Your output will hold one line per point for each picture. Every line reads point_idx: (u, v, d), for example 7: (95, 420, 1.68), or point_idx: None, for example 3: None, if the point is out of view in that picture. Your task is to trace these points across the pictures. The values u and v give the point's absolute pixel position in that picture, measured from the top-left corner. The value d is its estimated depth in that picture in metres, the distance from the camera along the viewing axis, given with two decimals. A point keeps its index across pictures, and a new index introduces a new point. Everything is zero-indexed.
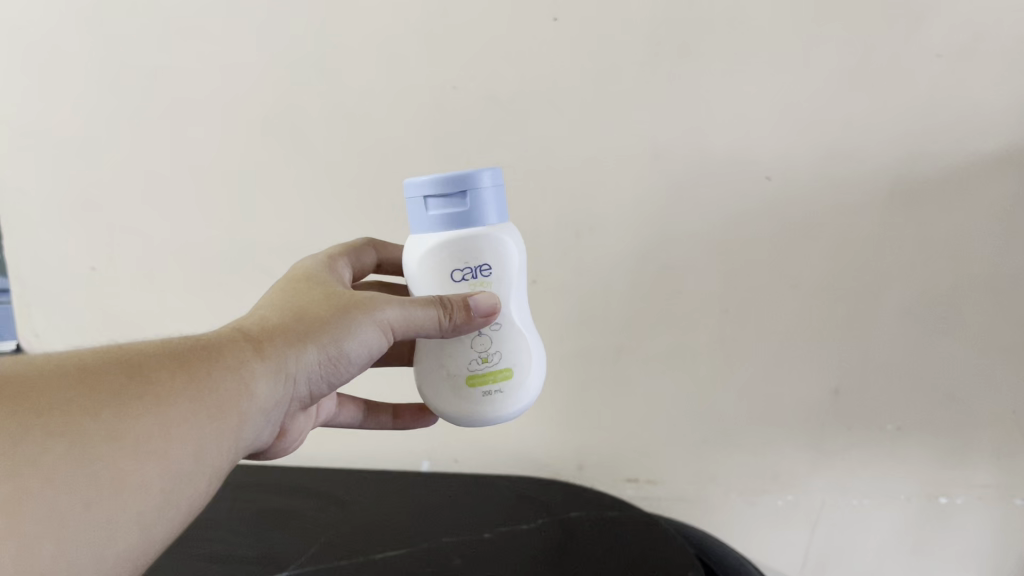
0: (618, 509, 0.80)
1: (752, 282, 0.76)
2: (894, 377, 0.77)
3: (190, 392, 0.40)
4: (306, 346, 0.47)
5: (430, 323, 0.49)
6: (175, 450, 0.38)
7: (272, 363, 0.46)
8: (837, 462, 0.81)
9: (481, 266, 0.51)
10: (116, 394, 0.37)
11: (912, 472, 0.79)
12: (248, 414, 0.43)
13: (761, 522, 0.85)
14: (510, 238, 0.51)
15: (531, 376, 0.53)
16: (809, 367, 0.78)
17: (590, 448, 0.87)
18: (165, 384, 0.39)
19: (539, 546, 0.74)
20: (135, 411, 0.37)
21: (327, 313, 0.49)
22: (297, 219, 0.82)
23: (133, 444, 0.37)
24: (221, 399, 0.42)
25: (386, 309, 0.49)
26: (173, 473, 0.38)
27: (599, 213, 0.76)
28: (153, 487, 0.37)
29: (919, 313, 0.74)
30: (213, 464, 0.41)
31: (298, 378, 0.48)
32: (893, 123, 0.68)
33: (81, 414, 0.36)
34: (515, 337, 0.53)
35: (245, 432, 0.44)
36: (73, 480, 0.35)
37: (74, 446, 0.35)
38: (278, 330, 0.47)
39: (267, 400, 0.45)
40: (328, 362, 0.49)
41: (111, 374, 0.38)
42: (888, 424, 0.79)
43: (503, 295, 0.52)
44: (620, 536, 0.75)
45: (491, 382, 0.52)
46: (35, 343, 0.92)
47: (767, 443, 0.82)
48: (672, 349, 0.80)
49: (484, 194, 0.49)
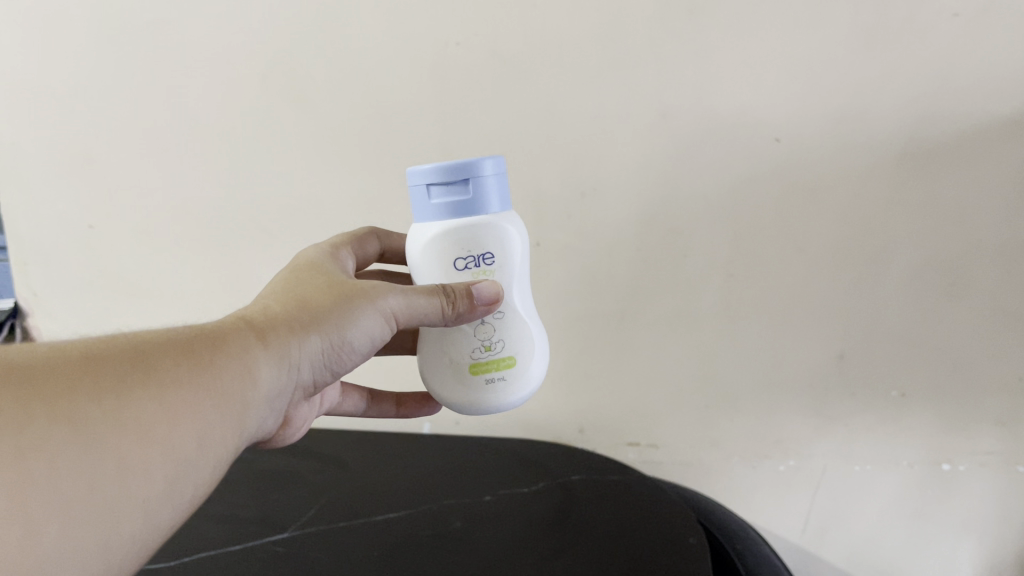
0: (620, 472, 0.80)
1: (759, 247, 0.75)
2: (900, 343, 0.77)
3: (193, 378, 0.39)
4: (309, 334, 0.46)
5: (433, 314, 0.48)
6: (177, 439, 0.37)
7: (276, 351, 0.44)
8: (840, 427, 0.81)
9: (485, 254, 0.50)
10: (117, 381, 0.36)
11: (916, 439, 0.79)
12: (252, 401, 0.42)
13: (762, 486, 0.85)
14: (513, 226, 0.50)
15: (533, 365, 0.53)
16: (814, 333, 0.78)
17: (592, 412, 0.87)
18: (167, 372, 0.38)
19: (541, 509, 0.74)
20: (138, 396, 0.36)
21: (330, 301, 0.48)
22: (299, 178, 0.81)
23: (135, 431, 0.35)
24: (225, 386, 0.40)
25: (388, 299, 0.48)
26: (176, 462, 0.37)
27: (604, 175, 0.75)
28: (156, 475, 0.36)
29: (927, 278, 0.73)
30: (216, 452, 0.40)
31: (302, 367, 0.46)
32: (906, 86, 0.67)
33: (83, 400, 0.34)
34: (518, 325, 0.52)
35: (249, 419, 0.43)
36: (76, 466, 0.33)
37: (77, 432, 0.33)
38: (281, 318, 0.46)
39: (271, 389, 0.44)
40: (331, 350, 0.47)
41: (112, 361, 0.36)
42: (893, 390, 0.78)
43: (507, 283, 0.51)
44: (622, 498, 0.75)
45: (493, 370, 0.52)
46: (33, 302, 0.91)
47: (770, 409, 0.82)
48: (676, 313, 0.80)
49: (488, 182, 0.48)
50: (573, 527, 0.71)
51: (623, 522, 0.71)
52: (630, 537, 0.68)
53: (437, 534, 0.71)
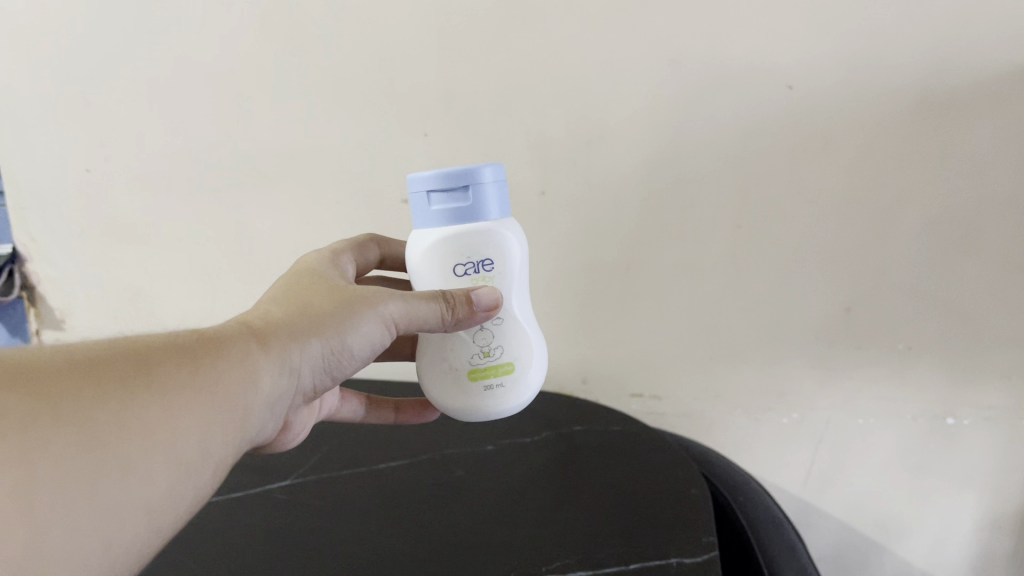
0: (623, 423, 0.80)
1: (768, 196, 0.74)
2: (908, 297, 0.76)
3: (197, 380, 0.38)
4: (311, 338, 0.45)
5: (433, 318, 0.48)
6: (180, 443, 0.36)
7: (275, 356, 0.43)
8: (844, 380, 0.80)
9: (483, 260, 0.50)
10: (123, 382, 0.35)
11: (921, 392, 0.79)
12: (253, 406, 0.41)
13: (765, 438, 0.85)
14: (512, 233, 0.50)
15: (532, 372, 0.53)
16: (821, 284, 0.77)
17: (595, 362, 0.86)
18: (171, 374, 0.37)
19: (543, 460, 0.74)
20: (143, 398, 0.35)
21: (332, 306, 0.47)
22: (298, 122, 0.78)
23: (140, 433, 0.34)
24: (228, 389, 0.40)
25: (389, 305, 0.48)
26: (178, 464, 0.36)
27: (611, 121, 0.73)
28: (158, 478, 0.35)
29: (939, 231, 0.72)
30: (217, 455, 0.39)
31: (303, 371, 0.45)
32: (925, 31, 0.65)
33: (89, 400, 0.33)
34: (516, 331, 0.52)
35: (251, 423, 0.42)
36: (79, 468, 0.32)
37: (83, 432, 0.33)
38: (282, 323, 0.45)
39: (272, 393, 0.43)
40: (332, 354, 0.47)
41: (117, 362, 0.36)
42: (899, 343, 0.78)
43: (504, 290, 0.52)
44: (625, 448, 0.75)
45: (492, 376, 0.51)
46: (30, 247, 0.88)
47: (775, 361, 0.81)
48: (682, 264, 0.78)
49: (487, 189, 0.48)
50: (575, 478, 0.70)
51: (625, 470, 0.71)
52: (632, 486, 0.68)
53: (439, 484, 0.71)
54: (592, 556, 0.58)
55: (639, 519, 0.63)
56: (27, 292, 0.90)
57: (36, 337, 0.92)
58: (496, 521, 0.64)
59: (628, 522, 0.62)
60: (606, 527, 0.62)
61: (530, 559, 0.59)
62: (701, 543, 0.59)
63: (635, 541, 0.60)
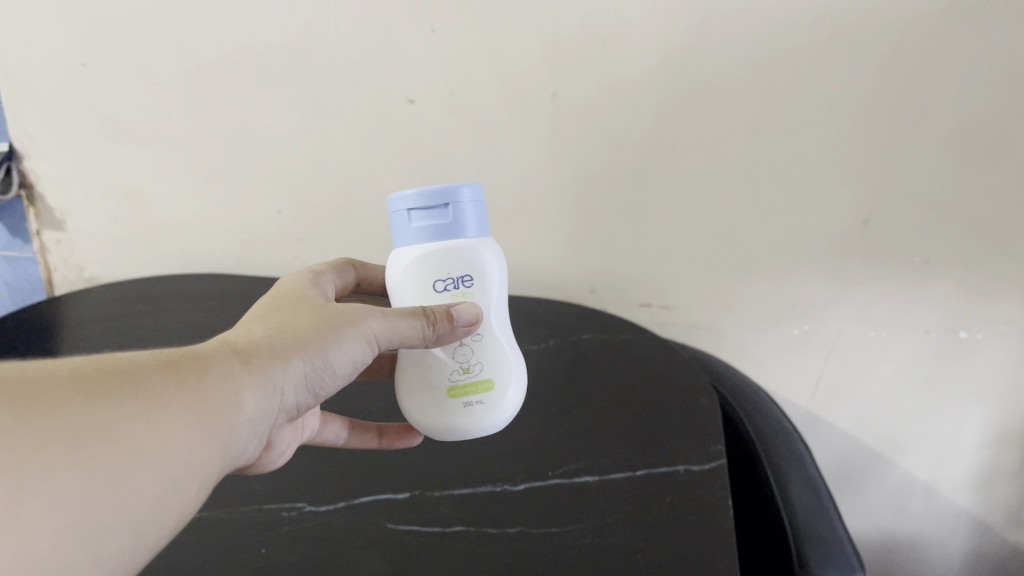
0: (629, 329, 0.76)
1: (790, 102, 0.71)
2: (927, 209, 0.74)
3: (182, 394, 0.34)
4: (291, 357, 0.41)
5: (414, 335, 0.43)
6: (171, 459, 0.32)
7: (259, 375, 0.39)
8: (859, 293, 0.79)
9: (464, 276, 0.45)
10: (110, 392, 0.31)
11: (935, 306, 0.78)
12: (237, 427, 0.37)
13: (774, 350, 0.84)
14: (493, 254, 0.46)
15: (513, 392, 0.47)
16: (840, 195, 0.75)
17: (608, 270, 0.83)
18: (158, 387, 0.33)
19: (552, 372, 0.72)
20: (130, 413, 0.31)
21: (312, 323, 0.43)
22: (300, 17, 0.74)
23: (132, 447, 0.30)
24: (214, 405, 0.35)
25: (372, 322, 0.43)
26: (168, 482, 0.32)
27: (629, 20, 0.70)
28: (148, 495, 0.31)
29: (964, 138, 0.70)
30: (206, 474, 0.35)
31: (285, 392, 0.41)
32: None
33: (76, 408, 0.29)
34: (497, 348, 0.47)
35: (234, 446, 0.37)
36: (71, 479, 0.28)
37: (73, 441, 0.29)
38: (261, 342, 0.40)
39: (255, 415, 0.38)
40: (313, 374, 0.42)
41: (102, 371, 0.32)
42: (916, 257, 0.76)
43: (485, 306, 0.47)
44: (633, 348, 0.73)
45: (471, 393, 0.46)
46: (28, 144, 0.82)
47: (788, 272, 0.80)
48: (696, 173, 0.76)
49: (467, 209, 0.44)
50: (583, 388, 0.69)
51: (635, 376, 0.70)
52: (644, 405, 0.65)
53: None
54: (598, 462, 0.60)
55: (646, 426, 0.63)
56: (24, 190, 0.84)
57: (36, 238, 0.87)
58: (508, 429, 0.65)
59: (636, 431, 0.62)
60: (614, 434, 0.62)
61: (539, 462, 0.61)
62: (711, 453, 0.59)
63: (643, 449, 0.60)
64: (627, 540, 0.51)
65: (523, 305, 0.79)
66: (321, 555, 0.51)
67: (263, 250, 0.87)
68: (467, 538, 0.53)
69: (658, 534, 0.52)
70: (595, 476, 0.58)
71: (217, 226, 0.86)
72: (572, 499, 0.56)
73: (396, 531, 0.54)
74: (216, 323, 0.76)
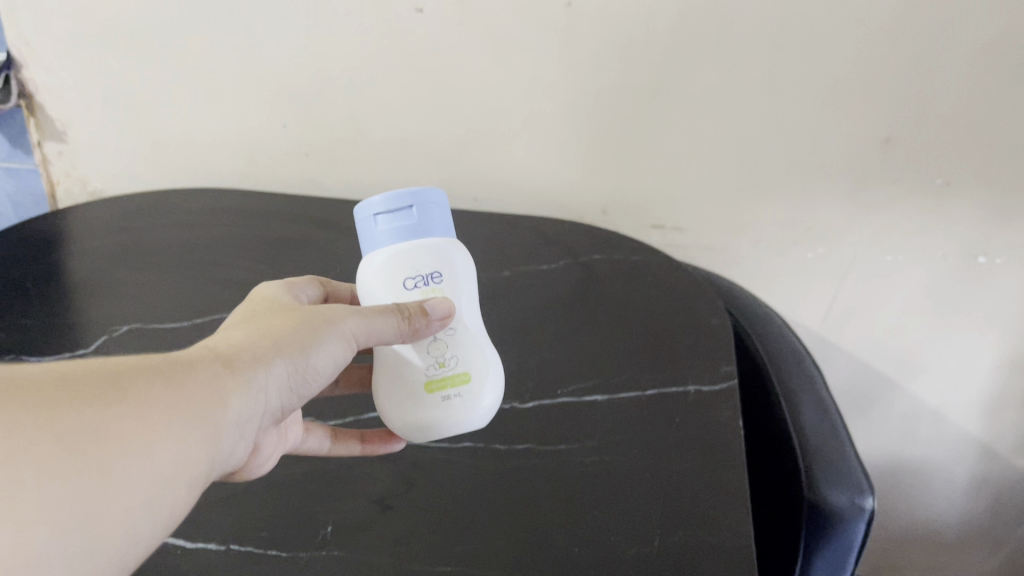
0: (642, 252, 0.74)
1: (815, 16, 0.67)
2: (954, 128, 0.71)
3: (170, 398, 0.33)
4: (273, 358, 0.39)
5: (390, 333, 0.42)
6: (154, 457, 0.32)
7: (243, 377, 0.37)
8: (876, 216, 0.78)
9: (433, 273, 0.44)
10: (92, 392, 0.31)
11: (955, 229, 0.77)
12: (225, 428, 0.36)
13: (787, 272, 0.83)
14: (461, 256, 0.45)
15: (494, 385, 0.45)
16: (864, 113, 0.72)
17: (621, 189, 0.82)
18: (140, 387, 0.33)
19: (561, 291, 0.69)
20: (111, 412, 0.31)
21: (293, 324, 0.41)
22: None
23: (113, 445, 0.31)
24: (202, 407, 0.35)
25: (349, 321, 0.42)
26: (153, 480, 0.32)
27: None
28: (133, 493, 0.31)
29: (997, 55, 0.66)
30: (196, 471, 0.34)
31: (270, 395, 0.39)
32: None
33: (59, 409, 0.30)
34: (473, 340, 0.45)
35: (221, 450, 0.36)
36: (55, 472, 0.29)
37: (58, 440, 0.29)
38: (245, 345, 0.39)
39: (243, 418, 0.37)
40: (299, 376, 0.40)
41: (84, 374, 0.32)
42: (937, 178, 0.74)
43: (457, 301, 0.45)
44: (646, 276, 0.70)
45: (450, 386, 0.44)
46: (25, 51, 0.79)
47: (806, 193, 0.78)
48: (715, 88, 0.73)
49: (432, 209, 0.44)
50: (594, 307, 0.66)
51: (647, 296, 0.68)
52: (656, 327, 0.64)
53: None
54: (610, 381, 0.58)
55: (658, 345, 0.62)
56: (24, 100, 0.82)
57: (38, 149, 0.86)
58: (523, 331, 0.64)
59: (647, 350, 0.61)
60: (625, 351, 0.61)
61: (551, 378, 0.59)
62: (721, 372, 0.59)
63: (654, 369, 0.59)
64: (637, 460, 0.51)
65: (534, 225, 0.78)
66: (331, 471, 0.51)
67: (269, 163, 0.85)
68: (477, 457, 0.52)
69: (669, 455, 0.51)
70: (608, 396, 0.57)
71: (222, 138, 0.84)
72: (584, 418, 0.55)
73: (405, 449, 0.53)
74: (221, 236, 0.75)
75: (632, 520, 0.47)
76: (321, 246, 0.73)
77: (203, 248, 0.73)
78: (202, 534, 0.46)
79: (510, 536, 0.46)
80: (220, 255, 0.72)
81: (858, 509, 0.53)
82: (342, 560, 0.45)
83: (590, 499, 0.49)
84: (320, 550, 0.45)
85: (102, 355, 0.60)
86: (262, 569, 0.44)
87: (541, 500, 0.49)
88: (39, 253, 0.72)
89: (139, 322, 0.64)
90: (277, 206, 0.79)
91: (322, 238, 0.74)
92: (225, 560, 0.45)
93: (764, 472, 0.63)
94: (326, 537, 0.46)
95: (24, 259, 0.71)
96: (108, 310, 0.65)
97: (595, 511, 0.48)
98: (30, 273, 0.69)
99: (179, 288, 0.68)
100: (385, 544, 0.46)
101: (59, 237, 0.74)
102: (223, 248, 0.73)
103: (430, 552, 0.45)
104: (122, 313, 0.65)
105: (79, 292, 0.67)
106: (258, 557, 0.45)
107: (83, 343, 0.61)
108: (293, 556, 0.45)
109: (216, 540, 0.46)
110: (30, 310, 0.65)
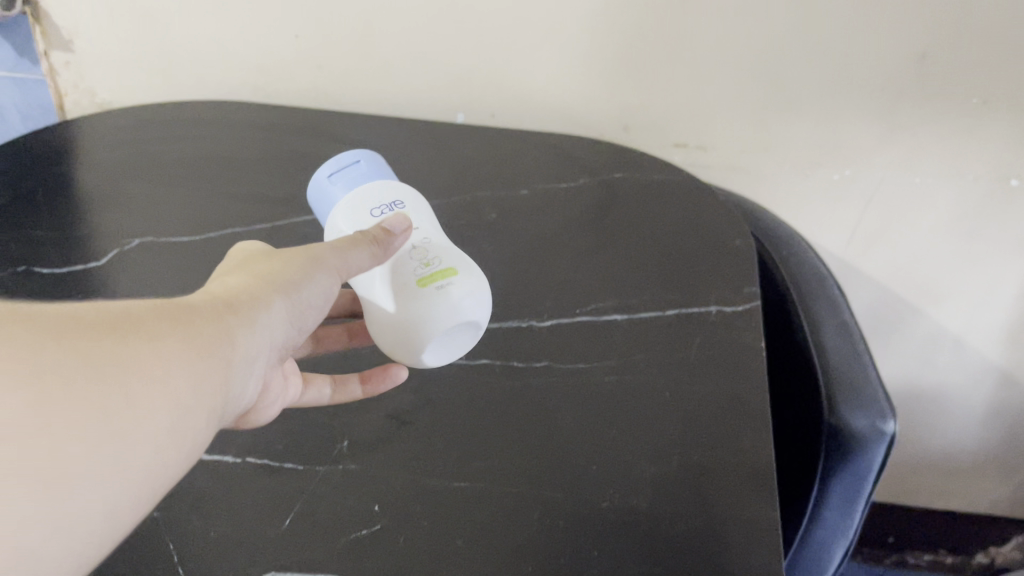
0: (665, 172, 0.71)
1: None
2: (994, 45, 0.68)
3: (181, 330, 0.33)
4: (268, 295, 0.38)
5: (365, 258, 0.42)
6: (174, 385, 0.31)
7: (245, 314, 0.36)
8: (907, 136, 0.75)
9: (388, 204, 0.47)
10: (103, 325, 0.30)
11: (988, 152, 0.74)
12: (233, 365, 0.35)
13: (811, 193, 0.81)
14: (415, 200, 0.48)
15: (481, 282, 0.45)
16: (900, 28, 0.68)
17: (643, 105, 0.80)
18: (149, 320, 0.32)
19: (582, 209, 0.67)
20: (127, 340, 0.30)
21: (278, 264, 0.40)
22: None
23: (135, 372, 0.29)
24: (210, 340, 0.34)
25: (328, 254, 0.41)
26: (176, 407, 0.31)
27: None
28: (157, 422, 0.30)
29: None
30: (214, 400, 0.33)
31: (270, 331, 0.38)
32: None
33: (75, 336, 0.29)
34: (448, 251, 0.46)
35: (232, 385, 0.35)
36: (84, 396, 0.28)
37: (79, 363, 0.28)
38: (237, 286, 0.38)
39: (248, 356, 0.36)
40: (293, 310, 0.40)
41: (92, 312, 0.30)
42: (973, 98, 0.71)
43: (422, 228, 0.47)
44: (668, 196, 0.68)
45: (440, 278, 0.44)
46: None
47: (835, 113, 0.75)
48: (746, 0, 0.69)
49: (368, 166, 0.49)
50: (614, 227, 0.65)
51: (669, 215, 0.66)
52: (680, 249, 0.62)
53: (473, 227, 0.65)
54: (629, 302, 0.57)
55: (679, 265, 0.60)
56: (29, 6, 0.79)
57: (44, 59, 0.83)
58: (542, 248, 0.62)
59: (668, 270, 0.60)
60: (645, 270, 0.60)
61: (569, 298, 0.58)
62: (743, 293, 0.57)
63: (674, 289, 0.58)
64: (656, 380, 0.50)
65: (555, 142, 0.75)
66: None
67: (280, 72, 0.83)
68: (494, 375, 0.51)
69: (689, 377, 0.51)
70: (627, 317, 0.55)
71: (231, 48, 0.81)
72: (603, 337, 0.54)
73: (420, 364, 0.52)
74: (233, 149, 0.73)
75: (650, 439, 0.47)
76: (335, 159, 0.71)
77: (214, 160, 0.72)
78: (218, 445, 0.46)
79: (526, 454, 0.46)
80: (232, 167, 0.71)
81: (879, 433, 0.53)
82: (358, 475, 0.44)
83: (608, 419, 0.48)
84: (336, 463, 0.45)
85: (114, 267, 0.59)
86: (278, 482, 0.44)
87: (558, 418, 0.48)
88: (48, 163, 0.71)
89: (151, 235, 0.63)
90: (290, 118, 0.77)
91: (336, 152, 0.72)
92: (240, 472, 0.44)
93: (784, 394, 0.63)
94: (342, 451, 0.46)
95: (34, 170, 0.70)
96: (119, 223, 0.64)
97: (613, 430, 0.47)
98: (39, 184, 0.68)
99: (191, 201, 0.66)
100: (400, 459, 0.45)
101: (67, 148, 0.73)
102: (234, 161, 0.72)
103: (446, 467, 0.45)
104: (134, 227, 0.63)
105: (90, 203, 0.66)
106: (274, 470, 0.45)
107: (95, 256, 0.60)
108: (309, 470, 0.45)
109: (232, 452, 0.46)
110: (40, 221, 0.64)
